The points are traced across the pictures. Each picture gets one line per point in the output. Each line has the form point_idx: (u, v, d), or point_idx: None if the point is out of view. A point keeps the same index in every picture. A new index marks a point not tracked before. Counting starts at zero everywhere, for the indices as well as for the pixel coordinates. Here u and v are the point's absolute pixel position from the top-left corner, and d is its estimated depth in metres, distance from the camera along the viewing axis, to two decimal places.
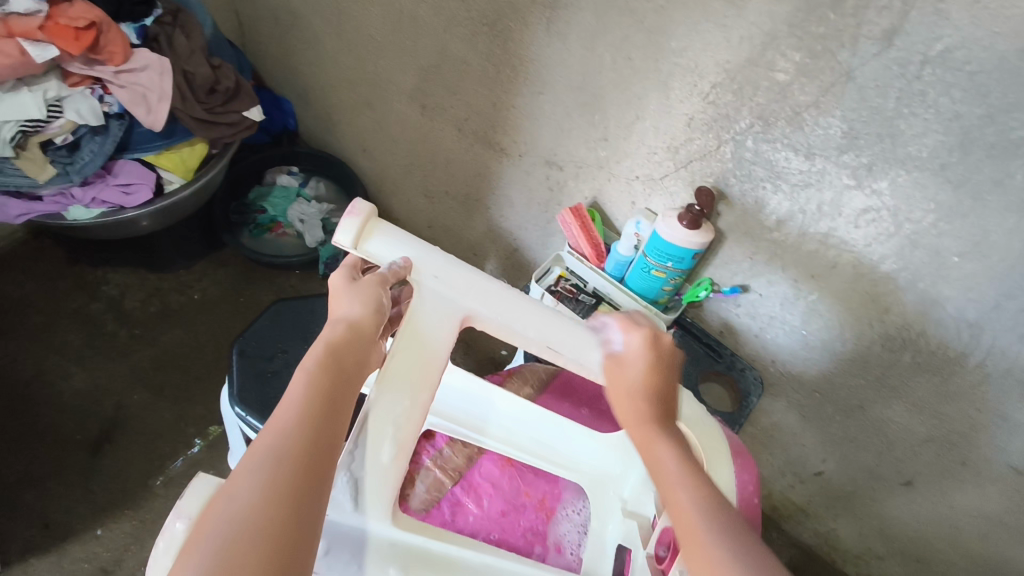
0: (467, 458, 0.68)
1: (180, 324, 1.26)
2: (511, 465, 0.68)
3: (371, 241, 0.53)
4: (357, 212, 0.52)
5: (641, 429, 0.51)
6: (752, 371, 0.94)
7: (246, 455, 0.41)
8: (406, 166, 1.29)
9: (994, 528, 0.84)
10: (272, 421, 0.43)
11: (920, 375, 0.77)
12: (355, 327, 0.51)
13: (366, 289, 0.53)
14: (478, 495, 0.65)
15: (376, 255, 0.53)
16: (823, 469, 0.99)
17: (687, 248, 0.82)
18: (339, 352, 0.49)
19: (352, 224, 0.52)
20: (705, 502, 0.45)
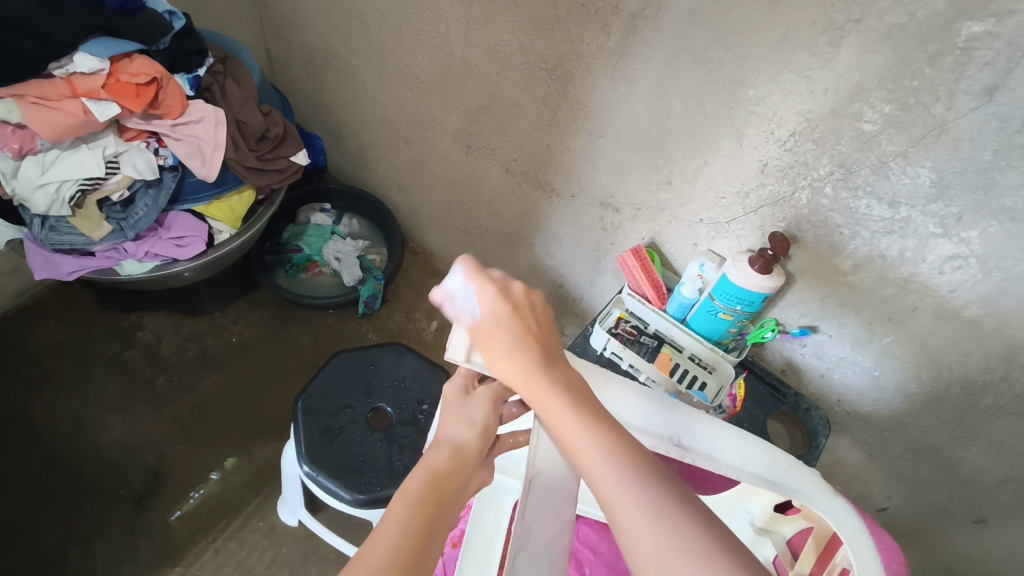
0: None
1: (218, 369, 1.24)
2: (607, 529, 0.73)
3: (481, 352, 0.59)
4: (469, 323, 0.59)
5: (521, 376, 0.54)
6: (817, 411, 0.94)
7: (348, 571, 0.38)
8: (446, 203, 1.29)
9: None
10: (374, 536, 0.41)
11: (1002, 417, 0.76)
12: (460, 450, 0.52)
13: (472, 407, 0.57)
14: (580, 564, 0.70)
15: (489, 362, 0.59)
16: (887, 506, 0.97)
17: (758, 293, 0.82)
18: (445, 474, 0.49)
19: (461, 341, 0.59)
20: (577, 401, 0.52)
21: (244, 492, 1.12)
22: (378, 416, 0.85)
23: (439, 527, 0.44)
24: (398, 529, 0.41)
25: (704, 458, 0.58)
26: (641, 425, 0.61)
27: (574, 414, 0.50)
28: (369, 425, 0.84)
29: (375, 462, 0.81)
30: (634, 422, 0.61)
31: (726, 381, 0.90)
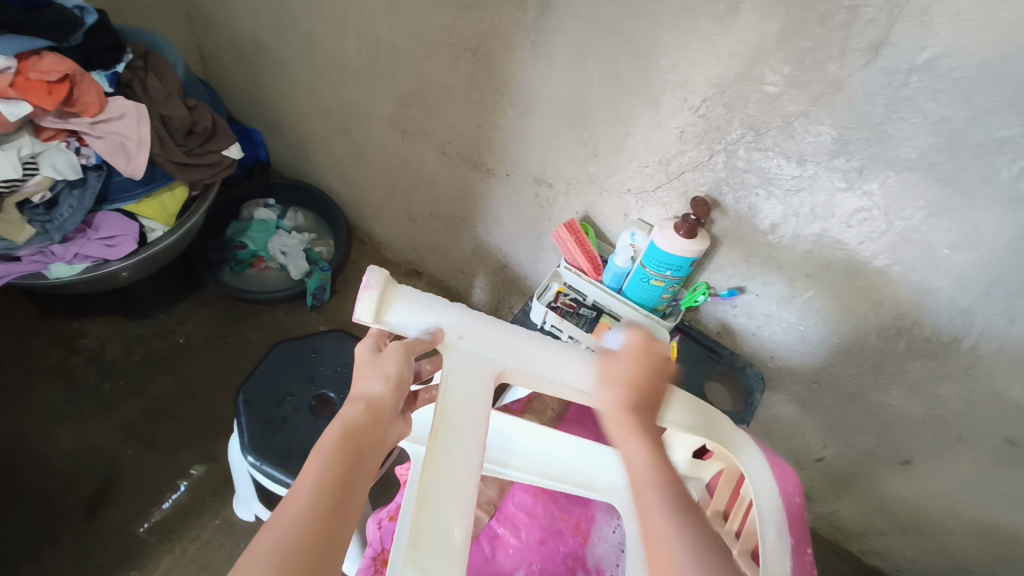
0: (501, 490, 0.76)
1: (167, 371, 1.23)
2: (543, 493, 0.77)
3: (392, 312, 0.51)
4: (374, 280, 0.50)
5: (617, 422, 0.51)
6: (752, 369, 0.96)
7: (251, 547, 0.40)
8: (388, 191, 1.29)
9: (992, 497, 0.88)
10: (282, 507, 0.43)
11: (915, 360, 0.81)
12: (376, 405, 0.49)
13: (386, 360, 0.51)
14: (517, 528, 0.75)
15: (403, 325, 0.51)
16: (823, 455, 1.02)
17: (686, 258, 0.85)
18: (359, 434, 0.47)
19: (371, 299, 0.50)
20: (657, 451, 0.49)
21: (199, 490, 1.11)
22: (322, 402, 0.86)
23: (347, 495, 0.45)
24: (304, 501, 0.43)
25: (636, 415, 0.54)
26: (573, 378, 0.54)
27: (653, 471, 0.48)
28: (314, 412, 0.85)
29: None
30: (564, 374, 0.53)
31: (662, 345, 0.93)
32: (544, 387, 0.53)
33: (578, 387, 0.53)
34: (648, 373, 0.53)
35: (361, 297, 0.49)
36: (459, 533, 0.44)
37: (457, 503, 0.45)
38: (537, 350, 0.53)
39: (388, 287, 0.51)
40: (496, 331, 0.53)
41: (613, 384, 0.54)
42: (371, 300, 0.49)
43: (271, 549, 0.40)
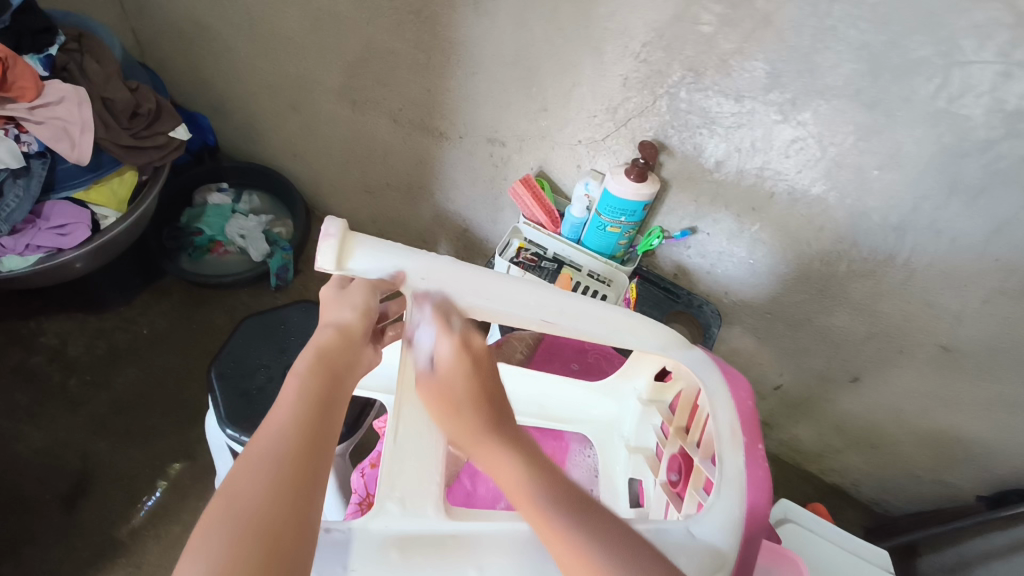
0: None
1: (133, 362, 1.22)
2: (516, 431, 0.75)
3: (353, 260, 0.51)
4: (333, 230, 0.49)
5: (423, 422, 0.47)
6: (709, 306, 1.01)
7: (237, 463, 0.39)
8: (343, 165, 1.29)
9: (933, 403, 0.95)
10: (264, 425, 0.42)
11: (856, 280, 0.86)
12: (346, 331, 0.49)
13: (355, 292, 0.51)
14: None
15: (365, 271, 0.51)
16: (780, 382, 1.10)
17: (638, 201, 0.88)
18: (334, 357, 0.47)
19: (331, 247, 0.49)
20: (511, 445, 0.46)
21: (179, 475, 1.12)
22: None
23: (329, 410, 0.44)
24: (284, 417, 0.42)
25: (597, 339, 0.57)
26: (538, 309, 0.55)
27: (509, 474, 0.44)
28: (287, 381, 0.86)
29: None
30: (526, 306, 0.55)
31: (623, 289, 0.97)
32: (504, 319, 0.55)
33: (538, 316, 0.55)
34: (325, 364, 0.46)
35: (321, 248, 0.49)
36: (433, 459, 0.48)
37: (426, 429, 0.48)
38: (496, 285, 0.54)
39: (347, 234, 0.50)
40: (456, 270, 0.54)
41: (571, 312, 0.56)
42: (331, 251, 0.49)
43: (259, 461, 0.39)
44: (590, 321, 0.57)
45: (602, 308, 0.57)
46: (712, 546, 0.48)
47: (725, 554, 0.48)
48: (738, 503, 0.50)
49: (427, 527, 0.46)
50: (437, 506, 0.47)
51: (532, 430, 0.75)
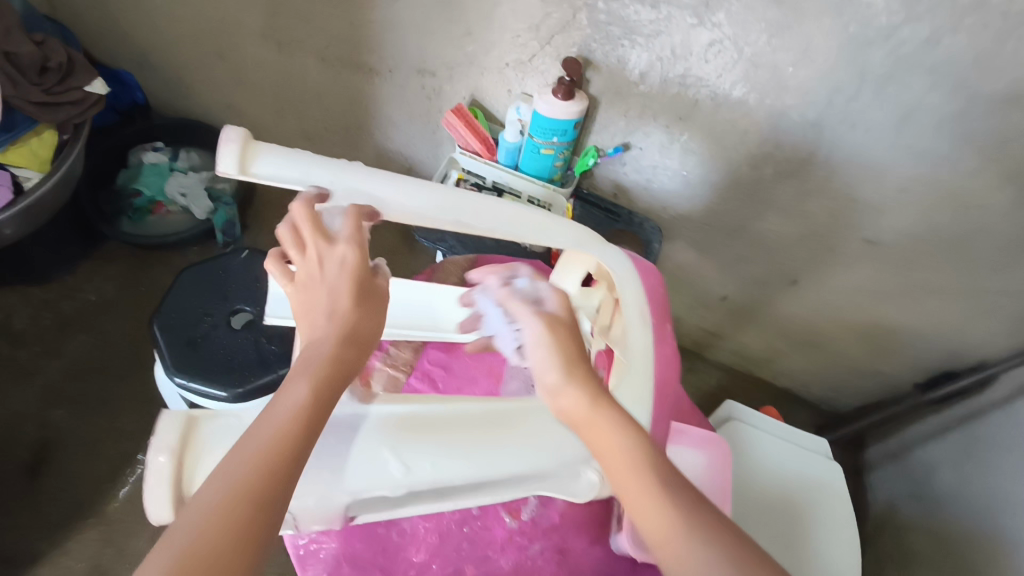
0: (414, 351, 0.81)
1: (83, 329, 1.21)
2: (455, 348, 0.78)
3: (259, 165, 0.48)
4: (234, 133, 0.46)
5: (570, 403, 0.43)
6: (649, 222, 1.04)
7: (230, 459, 0.35)
8: (277, 113, 1.26)
9: (865, 297, 0.99)
10: (267, 415, 0.38)
11: (783, 182, 0.88)
12: (361, 324, 0.44)
13: (373, 283, 0.47)
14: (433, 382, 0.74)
15: (273, 177, 0.48)
16: (725, 293, 1.13)
17: (567, 119, 0.88)
18: (346, 353, 0.42)
19: (235, 150, 0.46)
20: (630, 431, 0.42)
21: (142, 435, 1.13)
22: (240, 317, 0.88)
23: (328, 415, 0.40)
24: (283, 419, 0.38)
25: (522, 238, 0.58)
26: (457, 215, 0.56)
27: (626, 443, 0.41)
28: (232, 327, 0.87)
29: (244, 357, 0.85)
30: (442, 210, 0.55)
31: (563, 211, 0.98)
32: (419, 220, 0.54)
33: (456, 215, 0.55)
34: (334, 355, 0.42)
35: (222, 149, 0.45)
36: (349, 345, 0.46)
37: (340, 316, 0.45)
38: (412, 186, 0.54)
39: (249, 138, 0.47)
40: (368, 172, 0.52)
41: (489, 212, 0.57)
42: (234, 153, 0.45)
43: (254, 454, 0.35)
44: (510, 223, 0.58)
45: (525, 212, 0.59)
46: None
47: (634, 425, 0.53)
48: (649, 378, 0.56)
49: (348, 412, 0.49)
50: (361, 394, 0.50)
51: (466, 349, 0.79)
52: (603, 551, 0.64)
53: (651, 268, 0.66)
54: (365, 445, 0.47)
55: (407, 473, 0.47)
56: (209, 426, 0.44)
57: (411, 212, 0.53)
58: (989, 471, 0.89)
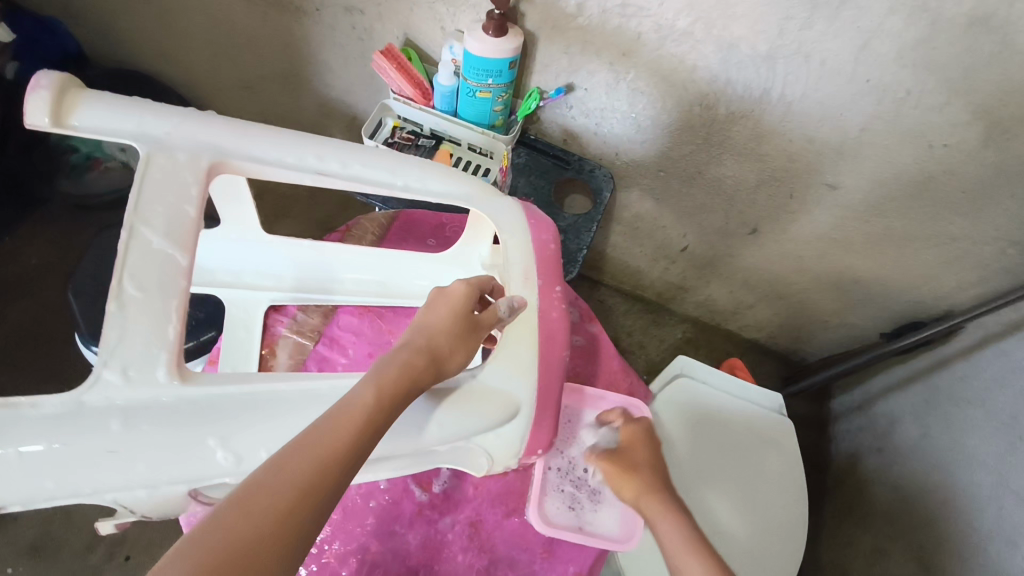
0: (324, 316, 0.77)
1: (24, 294, 1.17)
2: (368, 312, 0.78)
3: (76, 115, 0.49)
4: (46, 82, 0.48)
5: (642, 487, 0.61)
6: (600, 169, 0.98)
7: (294, 451, 0.39)
8: (211, 60, 1.17)
9: (830, 247, 0.93)
10: (340, 408, 0.43)
11: (737, 124, 0.81)
12: (435, 342, 0.51)
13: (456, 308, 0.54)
14: (342, 347, 0.75)
15: (91, 125, 0.49)
16: (686, 244, 1.07)
17: (501, 59, 0.80)
18: (415, 367, 0.49)
19: (42, 99, 0.48)
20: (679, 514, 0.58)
21: None
22: None
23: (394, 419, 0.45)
24: (346, 418, 0.42)
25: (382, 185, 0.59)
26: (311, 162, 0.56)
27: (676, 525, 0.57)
28: None
29: None
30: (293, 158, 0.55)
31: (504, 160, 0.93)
32: (263, 171, 0.54)
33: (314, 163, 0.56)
34: (399, 370, 0.47)
35: (29, 99, 0.47)
36: (163, 302, 0.44)
37: (164, 279, 0.44)
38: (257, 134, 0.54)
39: (66, 88, 0.49)
40: (203, 119, 0.52)
41: (349, 161, 0.58)
42: (43, 97, 0.47)
43: (312, 453, 0.39)
44: (368, 169, 0.58)
45: (387, 162, 0.59)
46: (508, 393, 0.56)
47: (518, 401, 0.57)
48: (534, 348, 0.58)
49: (153, 398, 0.42)
50: (170, 371, 0.43)
51: (385, 310, 0.77)
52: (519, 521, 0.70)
53: (545, 216, 0.65)
54: (180, 438, 0.42)
55: (237, 464, 0.44)
56: None
57: (256, 162, 0.54)
58: (948, 423, 0.89)
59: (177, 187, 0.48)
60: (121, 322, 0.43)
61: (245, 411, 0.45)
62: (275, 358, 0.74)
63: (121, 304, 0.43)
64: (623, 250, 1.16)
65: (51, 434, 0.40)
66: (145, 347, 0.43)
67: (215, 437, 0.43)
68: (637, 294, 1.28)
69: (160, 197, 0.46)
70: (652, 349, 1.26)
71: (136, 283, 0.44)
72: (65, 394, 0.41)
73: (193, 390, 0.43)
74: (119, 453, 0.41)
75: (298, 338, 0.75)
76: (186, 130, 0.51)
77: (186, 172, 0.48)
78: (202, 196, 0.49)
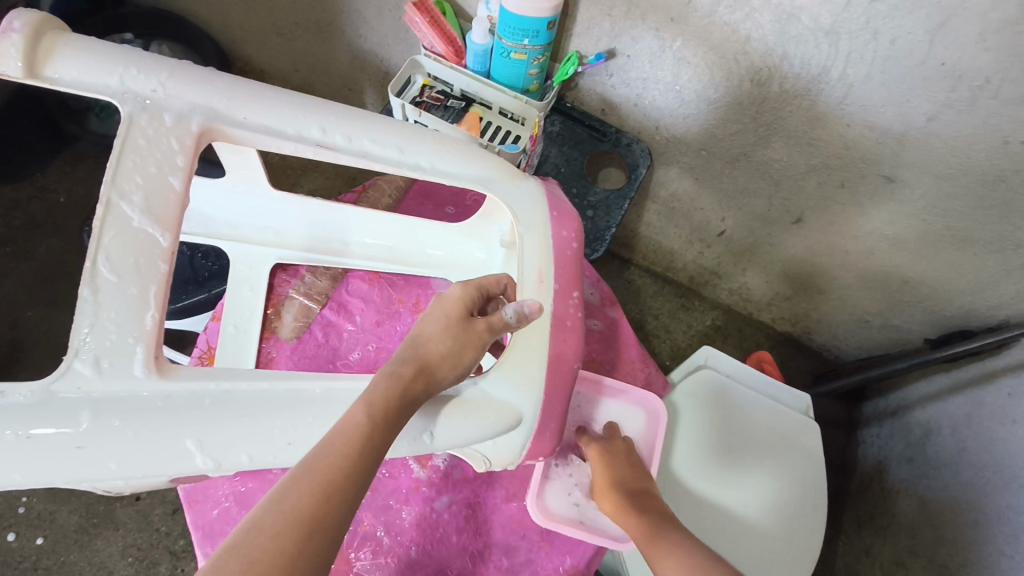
0: (332, 280, 0.79)
1: (53, 231, 1.18)
2: (378, 278, 0.80)
3: (55, 65, 0.49)
4: (19, 24, 0.48)
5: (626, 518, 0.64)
6: (639, 144, 0.92)
7: (296, 476, 0.41)
8: (245, 5, 1.14)
9: (880, 243, 0.87)
10: (333, 430, 0.44)
11: (790, 103, 0.75)
12: (426, 357, 0.51)
13: (454, 319, 0.54)
14: (351, 313, 0.78)
15: (68, 75, 0.49)
16: (724, 229, 1.02)
17: (538, 18, 0.75)
18: (408, 384, 0.49)
19: (18, 44, 0.47)
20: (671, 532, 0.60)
21: None
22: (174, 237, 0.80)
23: (391, 432, 0.46)
24: (341, 440, 0.43)
25: (380, 162, 0.58)
26: (311, 134, 0.55)
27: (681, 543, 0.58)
28: None
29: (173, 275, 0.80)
30: (291, 128, 0.55)
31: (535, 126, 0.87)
32: (258, 140, 0.54)
33: (316, 134, 0.55)
34: (389, 386, 0.48)
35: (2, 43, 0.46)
36: (135, 288, 0.44)
37: (137, 263, 0.44)
38: (253, 97, 0.54)
39: (41, 32, 0.49)
40: (193, 76, 0.52)
41: (355, 134, 0.57)
42: (18, 43, 0.47)
43: (308, 484, 0.41)
44: (368, 143, 0.58)
45: (393, 137, 0.59)
46: (509, 402, 0.57)
47: (522, 413, 0.58)
48: (544, 349, 0.60)
49: (135, 391, 0.43)
50: (146, 365, 0.44)
51: (395, 279, 0.80)
52: (517, 506, 0.74)
53: (569, 210, 0.66)
54: (157, 437, 0.43)
55: (217, 467, 0.45)
56: None
57: (248, 129, 0.53)
58: (989, 441, 0.83)
59: (161, 155, 0.47)
60: (94, 307, 0.43)
61: (221, 409, 0.45)
62: (280, 318, 0.76)
63: (94, 286, 0.43)
64: (656, 230, 1.11)
65: (20, 424, 0.41)
66: (118, 335, 0.43)
67: (194, 439, 0.44)
68: (667, 276, 1.23)
69: (142, 167, 0.46)
70: (677, 333, 1.22)
71: (111, 266, 0.44)
72: (33, 385, 0.42)
73: (169, 385, 0.44)
74: (87, 450, 0.42)
75: (304, 300, 0.77)
76: (173, 91, 0.50)
77: (171, 140, 0.48)
78: (190, 165, 0.49)
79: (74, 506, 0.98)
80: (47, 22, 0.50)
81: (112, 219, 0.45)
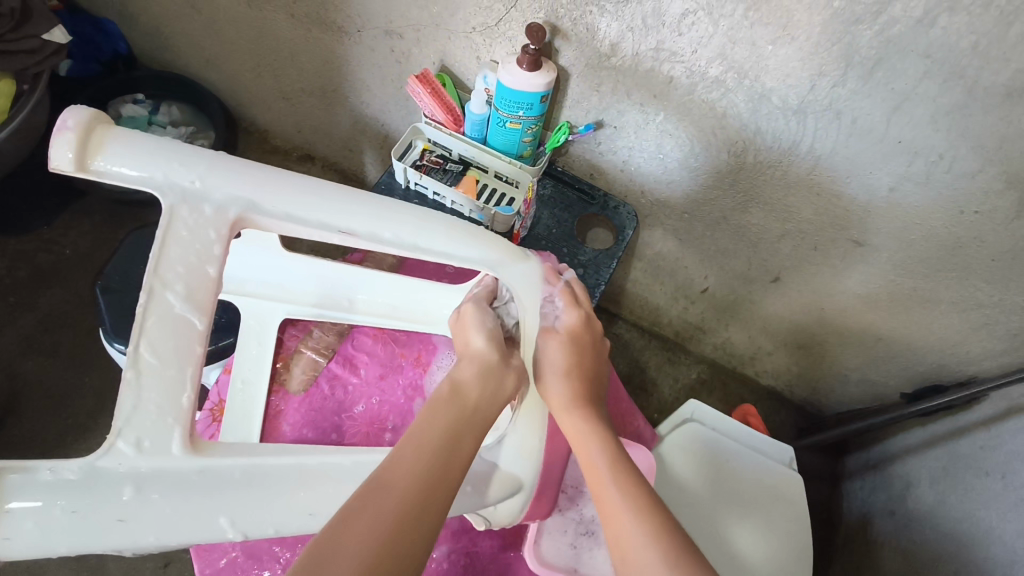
0: (339, 334, 0.83)
1: (56, 283, 1.20)
2: (382, 333, 0.85)
3: (100, 158, 0.47)
4: (71, 122, 0.46)
5: (578, 427, 0.62)
6: (625, 207, 0.98)
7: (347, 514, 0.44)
8: (253, 71, 1.20)
9: (853, 301, 0.92)
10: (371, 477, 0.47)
11: (766, 173, 0.81)
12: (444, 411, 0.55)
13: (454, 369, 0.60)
14: (356, 367, 0.83)
15: (115, 168, 0.48)
16: (706, 286, 1.07)
17: (533, 93, 0.80)
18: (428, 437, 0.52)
19: (68, 141, 0.46)
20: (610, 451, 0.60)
21: (108, 393, 1.13)
22: None
23: (442, 485, 0.49)
24: (390, 488, 0.46)
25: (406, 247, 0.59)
26: (341, 222, 0.56)
27: (602, 455, 0.59)
28: None
29: None
30: (323, 218, 0.55)
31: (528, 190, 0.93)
32: (285, 228, 0.54)
33: (342, 225, 0.56)
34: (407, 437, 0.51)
35: (54, 143, 0.45)
36: (174, 370, 0.47)
37: (177, 347, 0.47)
38: (289, 188, 0.53)
39: (90, 128, 0.47)
40: (234, 166, 0.52)
41: (384, 223, 0.58)
42: (70, 140, 0.46)
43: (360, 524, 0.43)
44: (395, 231, 0.59)
45: (422, 223, 0.60)
46: (509, 472, 0.62)
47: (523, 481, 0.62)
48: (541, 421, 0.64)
49: (173, 469, 0.46)
50: (184, 444, 0.47)
51: (398, 334, 0.84)
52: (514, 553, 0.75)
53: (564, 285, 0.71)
54: (191, 509, 0.46)
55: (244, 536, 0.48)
56: (12, 480, 0.42)
57: (279, 221, 0.54)
58: (964, 493, 0.86)
59: (200, 247, 0.48)
60: (137, 390, 0.46)
61: (254, 479, 0.49)
62: (289, 371, 0.80)
63: (138, 371, 0.46)
64: (643, 286, 1.16)
65: (68, 502, 0.43)
66: (158, 416, 0.46)
67: (226, 517, 0.47)
68: (655, 330, 1.27)
69: (184, 259, 0.48)
70: (663, 385, 1.26)
71: (153, 352, 0.46)
72: (80, 461, 0.44)
73: (208, 462, 0.47)
74: (128, 522, 0.45)
75: (313, 355, 0.81)
76: (214, 183, 0.50)
77: (209, 231, 0.49)
78: (224, 251, 0.50)
79: (63, 559, 0.97)
80: (93, 115, 0.48)
81: (155, 307, 0.47)
